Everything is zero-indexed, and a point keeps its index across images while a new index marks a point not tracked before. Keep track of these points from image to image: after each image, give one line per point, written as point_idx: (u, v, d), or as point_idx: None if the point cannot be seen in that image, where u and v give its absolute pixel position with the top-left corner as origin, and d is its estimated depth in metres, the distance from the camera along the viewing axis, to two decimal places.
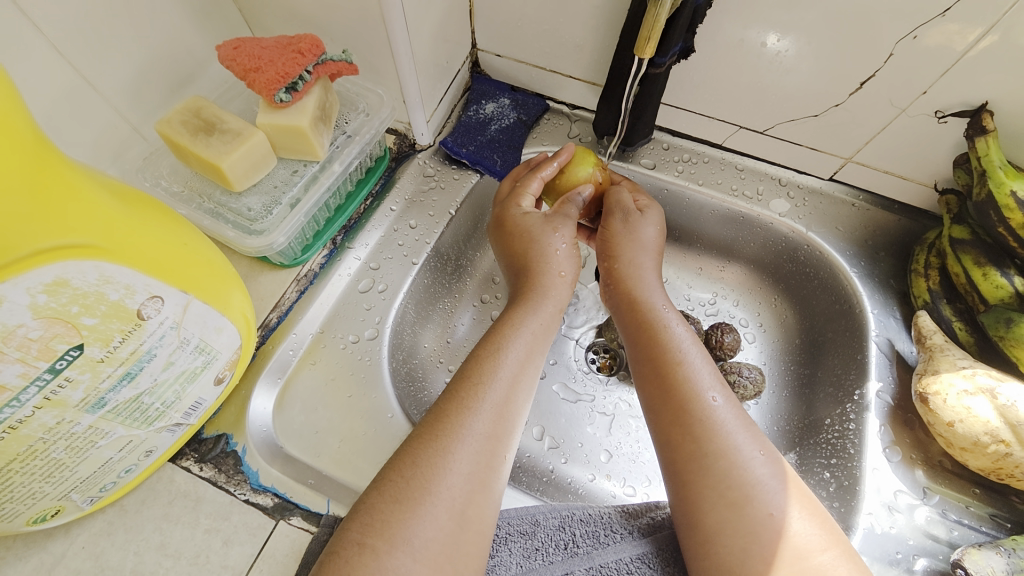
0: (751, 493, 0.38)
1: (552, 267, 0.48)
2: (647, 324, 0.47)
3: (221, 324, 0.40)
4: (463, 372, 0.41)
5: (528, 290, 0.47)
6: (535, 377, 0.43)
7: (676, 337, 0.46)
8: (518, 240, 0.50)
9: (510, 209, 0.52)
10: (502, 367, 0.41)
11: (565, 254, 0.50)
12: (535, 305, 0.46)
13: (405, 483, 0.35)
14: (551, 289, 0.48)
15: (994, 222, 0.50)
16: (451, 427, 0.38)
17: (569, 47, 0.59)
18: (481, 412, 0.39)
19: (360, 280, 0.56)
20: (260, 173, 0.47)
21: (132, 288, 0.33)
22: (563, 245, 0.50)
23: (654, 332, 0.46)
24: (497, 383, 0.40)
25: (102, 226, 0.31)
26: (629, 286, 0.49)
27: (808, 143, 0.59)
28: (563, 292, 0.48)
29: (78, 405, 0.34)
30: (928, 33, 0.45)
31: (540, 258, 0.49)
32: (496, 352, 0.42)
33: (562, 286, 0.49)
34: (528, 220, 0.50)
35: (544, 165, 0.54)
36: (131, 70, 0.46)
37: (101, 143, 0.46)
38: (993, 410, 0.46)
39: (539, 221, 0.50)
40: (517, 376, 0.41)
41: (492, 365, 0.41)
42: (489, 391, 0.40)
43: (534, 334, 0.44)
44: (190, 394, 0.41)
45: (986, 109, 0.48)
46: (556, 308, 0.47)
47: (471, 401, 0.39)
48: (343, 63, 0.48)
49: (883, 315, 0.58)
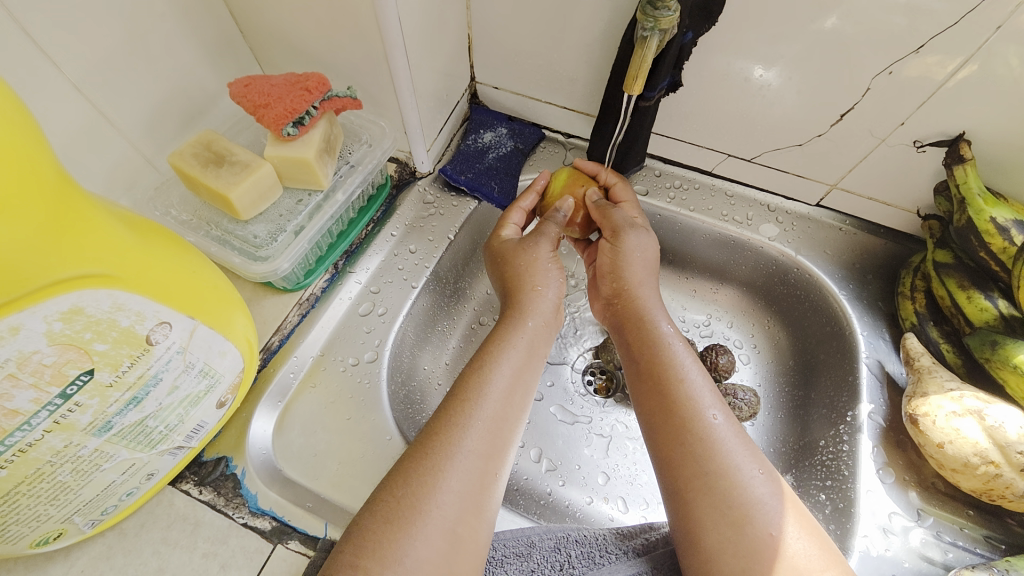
0: (753, 512, 0.39)
1: (530, 284, 0.50)
2: (648, 341, 0.48)
3: (225, 348, 0.41)
4: (453, 391, 0.42)
5: (512, 308, 0.49)
6: (526, 396, 0.44)
7: (677, 355, 0.46)
8: (498, 265, 0.53)
9: (492, 239, 0.55)
10: (490, 385, 0.42)
11: (543, 267, 0.51)
12: (519, 324, 0.47)
13: (399, 502, 0.36)
14: (531, 306, 0.49)
15: (975, 246, 0.52)
16: (442, 445, 0.38)
17: (564, 80, 0.62)
18: (471, 430, 0.39)
19: (361, 304, 0.58)
20: (266, 202, 0.49)
21: (142, 314, 0.34)
22: (541, 257, 0.51)
23: (655, 349, 0.47)
24: (485, 401, 0.41)
25: (116, 256, 0.33)
26: (633, 304, 0.50)
27: (794, 170, 0.61)
28: (545, 308, 0.49)
29: (86, 429, 0.35)
30: (903, 67, 0.47)
31: (517, 277, 0.50)
32: (485, 371, 0.43)
33: (538, 299, 0.49)
34: (505, 245, 0.53)
35: (524, 196, 0.58)
36: (147, 105, 0.48)
37: (115, 175, 0.48)
38: (981, 431, 0.46)
39: (519, 242, 0.52)
40: (508, 393, 0.42)
41: (483, 382, 0.42)
42: (479, 408, 0.41)
43: (519, 351, 0.45)
44: (193, 417, 0.42)
45: (964, 139, 0.50)
46: (537, 323, 0.48)
47: (461, 419, 0.40)
48: (348, 98, 0.50)
49: (872, 337, 0.59)
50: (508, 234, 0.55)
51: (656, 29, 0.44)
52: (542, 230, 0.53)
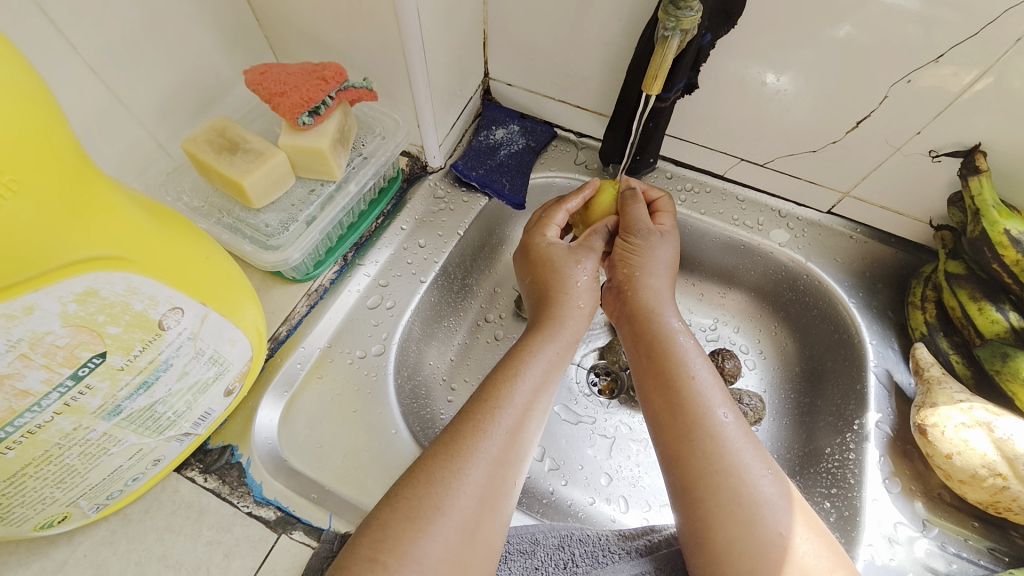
0: (761, 512, 0.39)
1: (573, 300, 0.50)
2: (656, 337, 0.47)
3: (235, 335, 0.41)
4: (479, 395, 0.42)
5: (546, 317, 0.48)
6: (549, 405, 0.44)
7: (685, 352, 0.46)
8: (540, 268, 0.52)
9: (535, 238, 0.53)
10: (517, 394, 0.42)
11: (587, 287, 0.51)
12: (552, 334, 0.47)
13: (419, 500, 0.36)
14: (570, 320, 0.49)
15: (988, 258, 0.52)
16: (465, 448, 0.38)
17: (578, 79, 0.62)
18: (496, 436, 0.39)
19: (369, 296, 0.57)
20: (279, 191, 0.49)
21: (156, 299, 0.34)
22: (590, 275, 0.51)
23: (662, 345, 0.47)
24: (511, 408, 0.41)
25: (132, 239, 0.32)
26: (641, 297, 0.50)
27: (807, 176, 0.61)
28: (580, 325, 0.49)
29: (95, 412, 0.35)
30: (921, 76, 0.47)
31: (562, 288, 0.50)
32: (513, 378, 0.43)
33: (580, 318, 0.49)
34: (553, 250, 0.52)
35: (570, 197, 0.57)
36: (161, 90, 0.48)
37: (127, 159, 0.48)
38: (990, 443, 0.46)
39: (571, 252, 0.52)
40: (532, 400, 0.42)
41: (510, 389, 0.42)
42: (504, 416, 0.40)
43: (549, 362, 0.45)
44: (200, 404, 0.42)
45: (980, 150, 0.50)
46: (571, 339, 0.48)
47: (485, 424, 0.40)
48: (364, 89, 0.50)
49: (881, 346, 0.59)
50: (554, 234, 0.54)
51: (677, 30, 0.43)
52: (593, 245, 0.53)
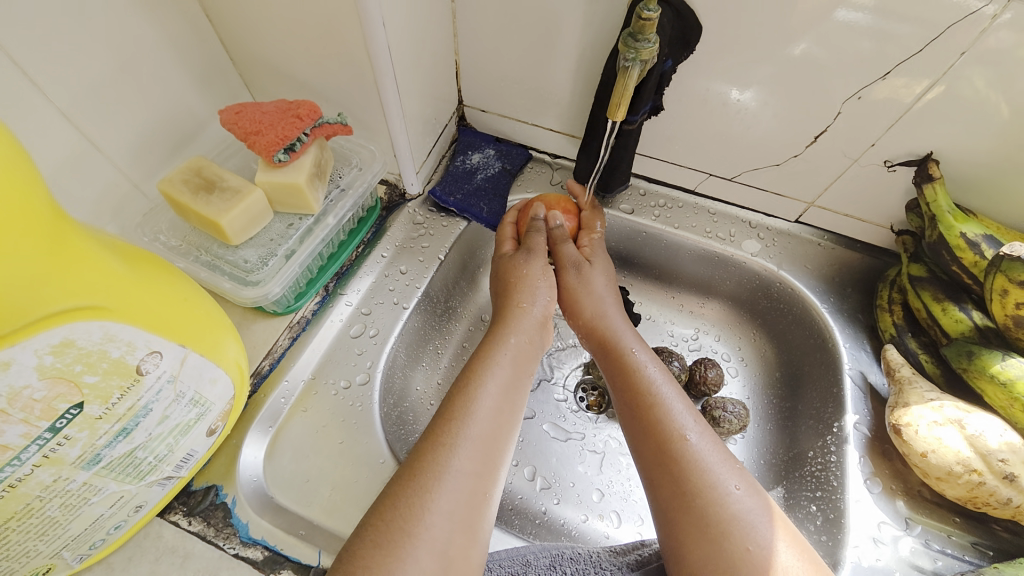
0: (731, 529, 0.39)
1: (515, 302, 0.52)
2: (622, 364, 0.50)
3: (216, 374, 0.41)
4: (439, 412, 0.42)
5: (498, 324, 0.51)
6: (514, 417, 0.44)
7: (650, 377, 0.48)
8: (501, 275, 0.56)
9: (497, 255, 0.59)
10: (476, 407, 0.42)
11: (528, 286, 0.53)
12: (504, 343, 0.48)
13: (385, 523, 0.36)
14: (515, 322, 0.50)
15: (947, 262, 0.54)
16: (429, 465, 0.39)
17: (549, 103, 0.64)
18: (460, 451, 0.39)
19: (352, 325, 0.58)
20: (256, 227, 0.49)
21: (133, 344, 0.34)
22: (532, 273, 0.54)
23: (628, 372, 0.49)
24: (475, 421, 0.41)
25: (109, 287, 0.33)
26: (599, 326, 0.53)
27: (773, 188, 0.64)
28: (528, 324, 0.51)
29: (75, 462, 0.34)
30: (871, 92, 0.50)
31: (506, 294, 0.53)
32: (470, 393, 0.43)
33: (523, 316, 0.51)
34: (506, 259, 0.57)
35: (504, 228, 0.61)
36: (136, 133, 0.49)
37: (101, 202, 0.48)
38: (963, 440, 0.48)
39: (513, 257, 0.56)
40: (497, 411, 0.43)
41: (464, 405, 0.42)
42: (466, 429, 0.41)
43: (506, 374, 0.46)
44: (183, 446, 0.41)
45: (932, 158, 0.52)
46: (524, 346, 0.49)
47: (444, 442, 0.40)
48: (338, 124, 0.51)
49: (855, 349, 0.61)
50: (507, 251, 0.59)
51: (637, 60, 0.44)
52: (530, 244, 0.56)
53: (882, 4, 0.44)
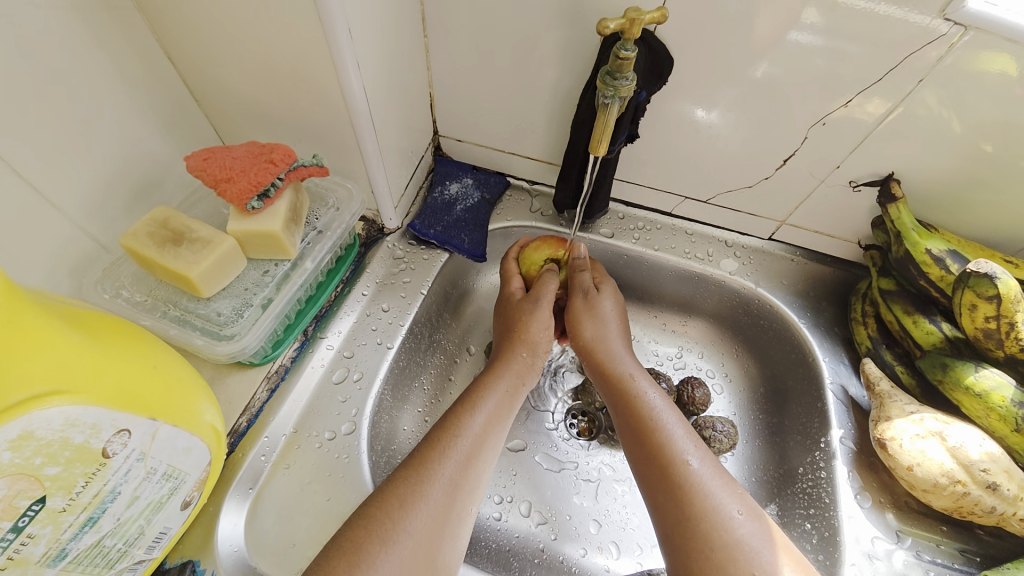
0: (736, 554, 0.39)
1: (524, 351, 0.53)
2: (623, 390, 0.50)
3: (190, 444, 0.37)
4: (417, 453, 0.43)
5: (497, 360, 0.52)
6: (494, 446, 0.47)
7: (651, 402, 0.48)
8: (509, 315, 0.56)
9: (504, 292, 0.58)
10: (458, 439, 0.44)
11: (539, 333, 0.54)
12: (495, 378, 0.50)
13: None
14: (514, 363, 0.52)
15: (915, 275, 0.56)
16: (389, 510, 0.38)
17: (525, 132, 0.64)
18: (435, 487, 0.41)
19: (334, 371, 0.55)
20: (229, 276, 0.47)
21: (98, 426, 0.31)
22: (540, 324, 0.54)
23: (630, 398, 0.49)
24: (451, 457, 0.43)
25: (69, 367, 0.30)
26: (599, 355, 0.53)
27: (746, 209, 0.66)
28: (522, 365, 0.53)
29: (39, 561, 0.31)
30: (834, 119, 0.52)
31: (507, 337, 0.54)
32: (452, 424, 0.45)
33: (528, 366, 0.53)
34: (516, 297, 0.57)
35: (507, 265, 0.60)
36: (95, 184, 0.45)
37: (58, 261, 0.44)
38: (945, 452, 0.50)
39: (523, 301, 0.56)
40: (475, 443, 0.45)
41: (445, 439, 0.44)
42: (444, 464, 0.42)
43: (491, 406, 0.47)
44: (155, 526, 0.38)
45: (893, 178, 0.55)
46: (516, 381, 0.51)
47: (418, 480, 0.41)
48: (314, 166, 0.49)
49: (833, 362, 0.63)
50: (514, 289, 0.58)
51: (617, 97, 0.45)
52: (541, 292, 0.56)
53: (831, 26, 0.45)
